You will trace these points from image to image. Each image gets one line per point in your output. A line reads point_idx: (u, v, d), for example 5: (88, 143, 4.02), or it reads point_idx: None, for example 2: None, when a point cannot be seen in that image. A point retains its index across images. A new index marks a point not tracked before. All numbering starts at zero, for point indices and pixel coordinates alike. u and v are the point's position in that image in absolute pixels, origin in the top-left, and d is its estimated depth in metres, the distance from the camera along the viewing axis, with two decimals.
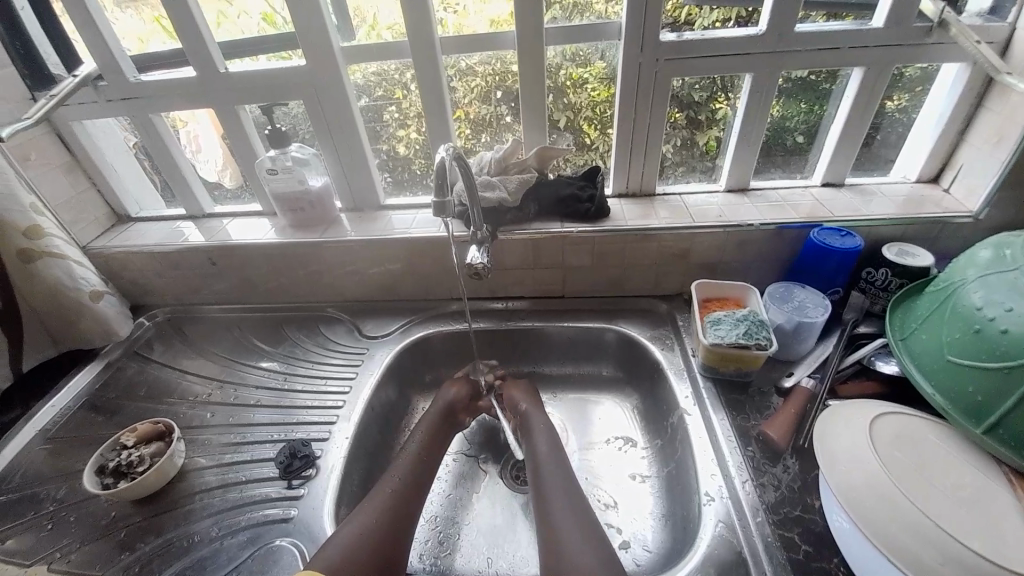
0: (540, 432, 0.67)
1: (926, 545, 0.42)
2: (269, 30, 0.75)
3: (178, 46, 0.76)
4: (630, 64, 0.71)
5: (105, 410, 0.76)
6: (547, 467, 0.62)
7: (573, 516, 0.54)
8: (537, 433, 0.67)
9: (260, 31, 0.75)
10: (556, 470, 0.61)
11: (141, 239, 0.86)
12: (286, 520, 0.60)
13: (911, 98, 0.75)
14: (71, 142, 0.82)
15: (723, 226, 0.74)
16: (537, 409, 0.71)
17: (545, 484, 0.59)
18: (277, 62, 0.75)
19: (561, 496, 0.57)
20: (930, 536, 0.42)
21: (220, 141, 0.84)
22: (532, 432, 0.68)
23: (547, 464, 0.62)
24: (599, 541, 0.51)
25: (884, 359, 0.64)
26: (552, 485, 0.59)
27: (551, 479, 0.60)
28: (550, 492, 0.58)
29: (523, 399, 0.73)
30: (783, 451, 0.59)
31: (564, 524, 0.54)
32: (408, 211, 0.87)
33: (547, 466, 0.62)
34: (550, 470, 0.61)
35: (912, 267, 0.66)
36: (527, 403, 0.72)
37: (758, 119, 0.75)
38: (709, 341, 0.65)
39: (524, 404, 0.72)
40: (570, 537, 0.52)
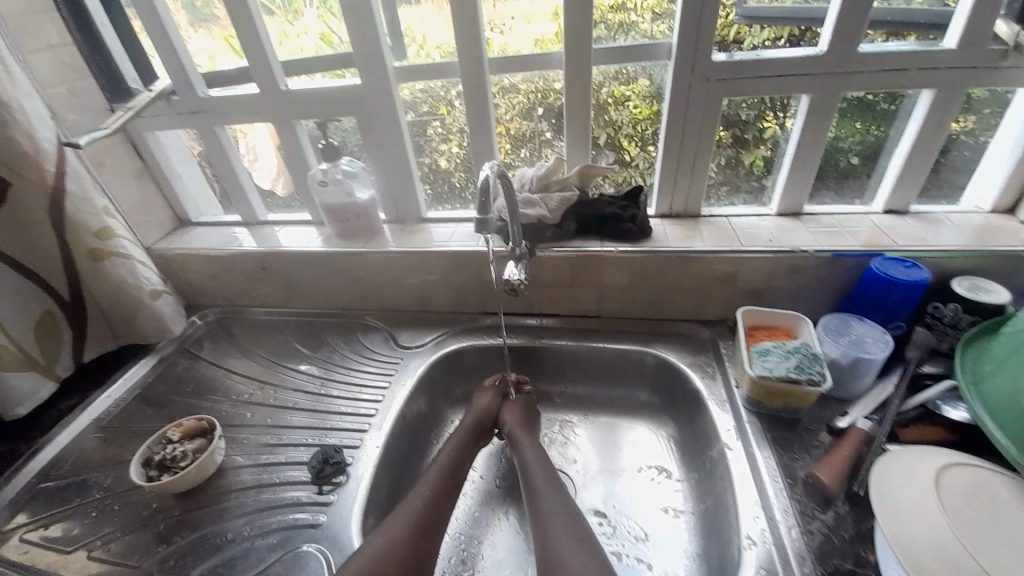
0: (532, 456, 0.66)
1: None
2: (325, 49, 0.78)
3: (241, 63, 0.81)
4: (679, 84, 0.70)
5: (154, 403, 0.80)
6: (541, 488, 0.60)
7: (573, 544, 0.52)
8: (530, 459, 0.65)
9: (317, 50, 0.78)
10: (552, 493, 0.59)
11: (198, 243, 0.91)
12: (315, 526, 0.61)
13: (977, 121, 0.70)
14: (142, 151, 0.88)
15: (774, 252, 0.70)
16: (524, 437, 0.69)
17: (540, 506, 0.58)
18: (332, 80, 0.79)
19: (557, 520, 0.56)
20: None
21: (275, 150, 0.88)
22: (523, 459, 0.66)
23: (540, 487, 0.61)
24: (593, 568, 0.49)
25: (952, 404, 0.59)
26: (547, 507, 0.58)
27: (545, 502, 0.58)
28: (546, 513, 0.57)
29: (515, 425, 0.71)
30: (835, 497, 0.55)
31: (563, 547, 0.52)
32: (449, 224, 0.88)
33: (540, 488, 0.61)
34: (546, 492, 0.60)
35: (987, 303, 0.62)
36: (515, 426, 0.71)
37: (813, 141, 0.72)
38: (756, 373, 0.62)
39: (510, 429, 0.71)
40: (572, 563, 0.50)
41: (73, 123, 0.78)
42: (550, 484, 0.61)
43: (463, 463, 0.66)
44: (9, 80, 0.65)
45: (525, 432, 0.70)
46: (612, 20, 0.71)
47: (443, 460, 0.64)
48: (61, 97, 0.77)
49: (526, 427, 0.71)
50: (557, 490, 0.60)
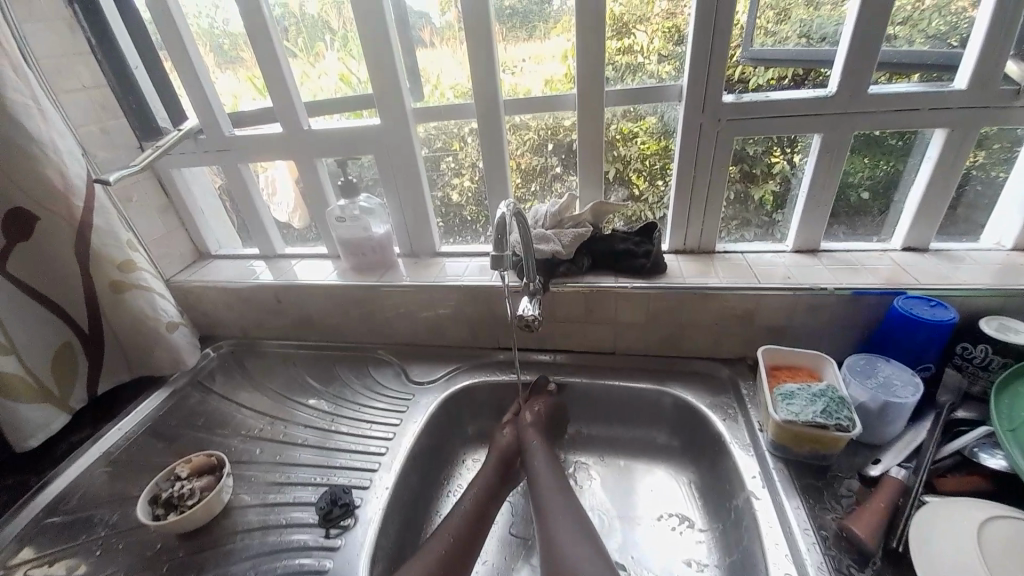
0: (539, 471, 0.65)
1: None
2: (345, 89, 0.81)
3: (264, 102, 0.84)
4: (691, 123, 0.71)
5: (164, 437, 0.79)
6: (552, 514, 0.59)
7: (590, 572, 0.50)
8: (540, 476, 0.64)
9: (337, 90, 0.82)
10: (563, 518, 0.58)
11: (216, 275, 0.92)
12: (320, 573, 0.58)
13: (987, 156, 0.69)
14: (168, 187, 0.91)
15: (792, 289, 0.69)
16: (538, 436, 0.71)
17: (551, 532, 0.57)
18: (352, 120, 0.82)
19: (573, 544, 0.54)
20: None
21: (294, 184, 0.90)
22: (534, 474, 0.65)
23: (552, 508, 0.59)
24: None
25: (989, 452, 0.56)
26: (558, 530, 0.56)
27: (555, 524, 0.57)
28: (558, 541, 0.55)
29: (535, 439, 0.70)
30: (873, 554, 0.51)
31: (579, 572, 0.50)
32: (462, 258, 0.89)
33: (552, 509, 0.59)
34: (557, 517, 0.58)
35: (1017, 344, 0.59)
36: (535, 433, 0.71)
37: (827, 177, 0.72)
38: (780, 417, 0.60)
39: (529, 427, 0.72)
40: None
41: (104, 160, 0.83)
42: (562, 508, 0.59)
43: (490, 505, 0.64)
44: (44, 118, 0.68)
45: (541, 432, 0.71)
46: (619, 61, 0.73)
47: (471, 500, 0.63)
48: (92, 134, 0.81)
49: (545, 426, 0.72)
50: (569, 517, 0.58)
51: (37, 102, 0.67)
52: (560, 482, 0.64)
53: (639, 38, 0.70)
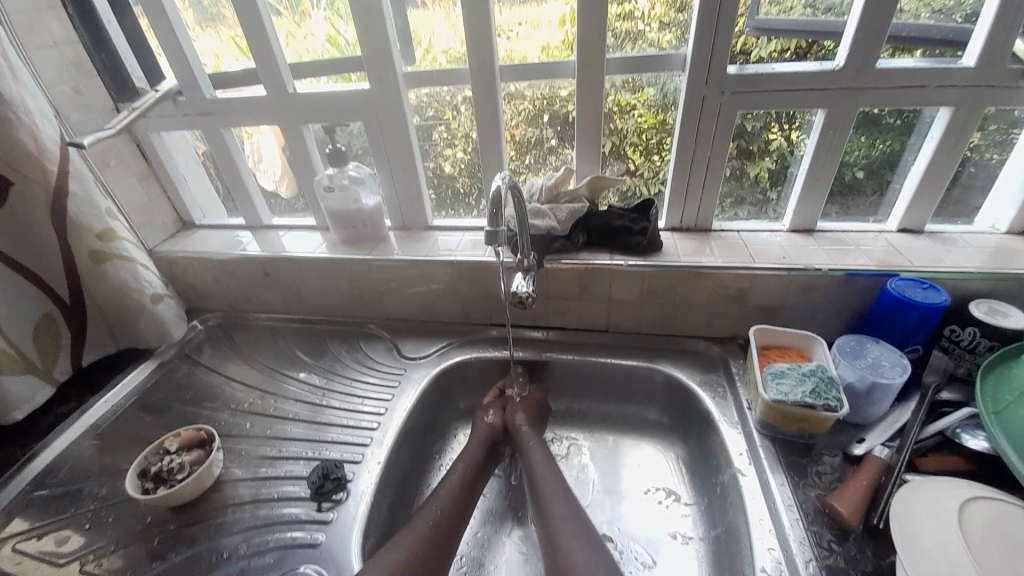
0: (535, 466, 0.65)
1: None
2: (332, 51, 0.77)
3: (248, 64, 0.79)
4: (693, 95, 0.69)
5: (152, 410, 0.78)
6: (551, 508, 0.59)
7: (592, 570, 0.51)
8: (534, 458, 0.66)
9: (324, 53, 0.77)
10: (564, 512, 0.58)
11: (201, 246, 0.90)
12: (313, 546, 0.59)
13: (982, 138, 0.68)
14: (147, 153, 0.87)
15: (788, 269, 0.69)
16: (535, 431, 0.70)
17: (552, 525, 0.57)
18: (339, 84, 0.78)
19: (570, 539, 0.55)
20: None
21: (281, 152, 0.87)
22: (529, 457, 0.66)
23: (551, 502, 0.59)
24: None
25: (970, 433, 0.57)
26: (558, 522, 0.57)
27: (555, 517, 0.57)
28: (559, 538, 0.55)
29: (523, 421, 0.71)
30: (852, 528, 0.53)
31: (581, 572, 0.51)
32: (455, 232, 0.87)
33: (550, 502, 0.59)
34: (558, 510, 0.58)
35: (1007, 328, 0.59)
36: (529, 428, 0.71)
37: (828, 156, 0.71)
38: (771, 397, 0.60)
39: (524, 422, 0.71)
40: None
41: (78, 123, 0.78)
42: (560, 501, 0.59)
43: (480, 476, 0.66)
44: (14, 77, 0.64)
45: (535, 427, 0.71)
46: (619, 28, 0.69)
47: (461, 470, 0.64)
48: (65, 95, 0.76)
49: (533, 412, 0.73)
50: (570, 512, 0.58)
51: (6, 58, 0.63)
52: (556, 474, 0.63)
53: (641, 4, 0.67)
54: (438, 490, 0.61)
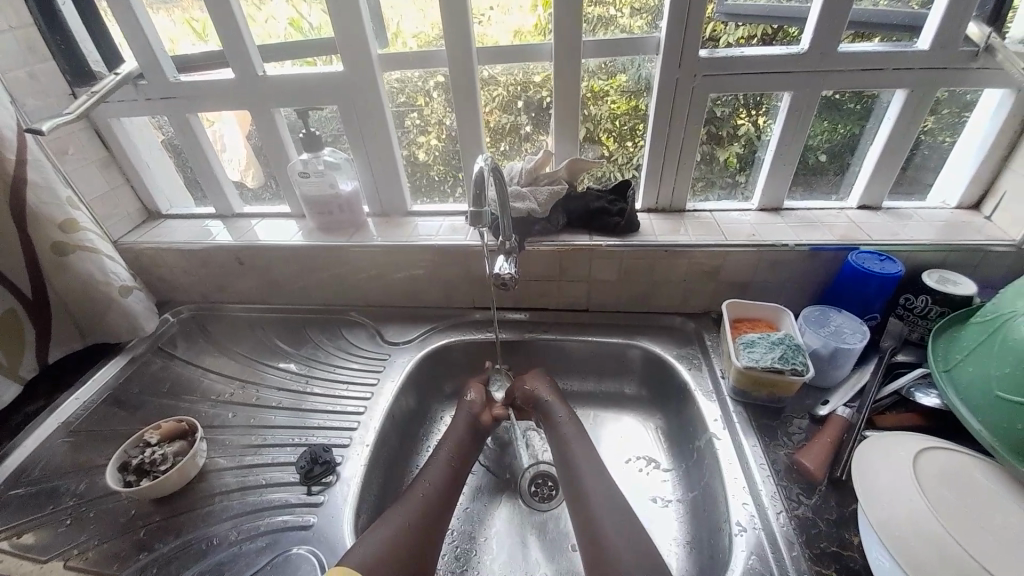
0: (566, 439, 0.66)
1: None
2: (295, 35, 0.76)
3: (208, 47, 0.77)
4: (667, 78, 0.70)
5: (127, 405, 0.76)
6: (582, 483, 0.59)
7: (624, 537, 0.52)
8: (560, 425, 0.68)
9: (287, 36, 0.76)
10: (597, 482, 0.59)
11: (171, 236, 0.87)
12: (305, 527, 0.59)
13: (936, 121, 0.72)
14: (108, 140, 0.84)
15: (756, 245, 0.72)
16: (563, 403, 0.71)
17: (585, 498, 0.58)
18: (302, 67, 0.76)
19: (602, 507, 0.56)
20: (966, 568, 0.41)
21: (245, 140, 0.85)
22: (554, 425, 0.68)
23: (582, 474, 0.60)
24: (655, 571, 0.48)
25: (924, 391, 0.62)
26: (592, 493, 0.58)
27: (588, 490, 0.58)
28: (592, 511, 0.56)
29: (540, 388, 0.73)
30: (818, 482, 0.57)
31: (613, 543, 0.52)
32: (434, 218, 0.87)
33: (581, 475, 0.60)
34: (591, 481, 0.59)
35: (955, 296, 0.64)
36: (555, 399, 0.71)
37: (792, 138, 0.74)
38: (742, 364, 0.64)
39: (549, 395, 0.72)
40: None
41: (35, 109, 0.74)
42: (592, 474, 0.60)
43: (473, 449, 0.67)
44: None
45: (560, 397, 0.72)
46: (592, 12, 0.70)
47: (450, 445, 0.65)
48: (20, 80, 0.72)
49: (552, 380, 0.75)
50: (601, 485, 0.59)
51: None
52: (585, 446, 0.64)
53: None
54: (428, 468, 0.62)
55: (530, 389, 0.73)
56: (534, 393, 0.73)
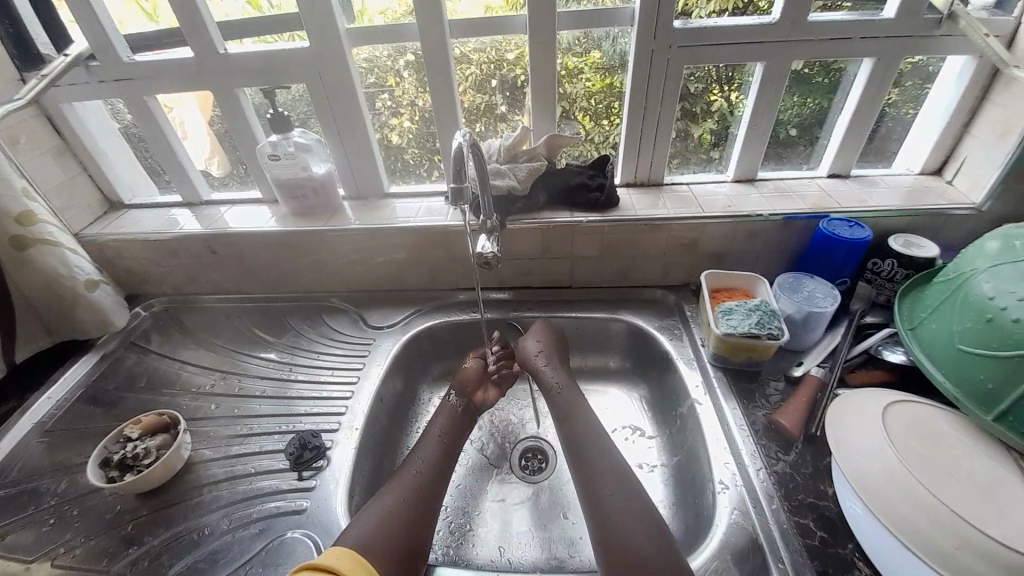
0: (570, 413, 0.64)
1: (928, 522, 0.44)
2: (253, 14, 0.73)
3: (160, 27, 0.74)
4: (643, 51, 0.70)
5: (103, 402, 0.74)
6: (586, 455, 0.59)
7: (626, 511, 0.51)
8: (559, 399, 0.67)
9: (244, 15, 0.73)
10: (602, 453, 0.58)
11: (136, 227, 0.83)
12: (298, 512, 0.59)
13: (900, 93, 0.75)
14: (62, 127, 0.79)
15: (733, 216, 0.74)
16: (558, 370, 0.70)
17: (590, 469, 0.57)
18: (264, 45, 0.73)
19: (606, 483, 0.55)
20: (930, 509, 0.45)
21: (209, 127, 0.82)
22: (552, 396, 0.67)
23: (588, 450, 0.59)
24: (651, 523, 0.50)
25: (891, 349, 0.65)
26: (596, 465, 0.57)
27: (592, 466, 0.57)
28: (594, 481, 0.55)
29: (535, 344, 0.73)
30: (795, 439, 0.60)
31: (618, 513, 0.51)
32: (412, 200, 0.85)
33: (588, 451, 0.59)
34: (596, 453, 0.58)
35: (919, 258, 0.67)
36: (551, 370, 0.70)
37: (765, 110, 0.75)
38: (721, 331, 0.66)
39: (543, 364, 0.71)
40: (641, 545, 0.48)
41: None
42: (598, 447, 0.59)
43: (466, 424, 0.68)
44: None
45: (555, 364, 0.71)
46: None
47: (443, 423, 0.66)
48: None
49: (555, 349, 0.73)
50: (604, 455, 0.58)
51: None
52: (589, 422, 0.63)
53: None
54: (421, 448, 0.62)
55: (525, 355, 0.73)
56: (529, 360, 0.73)
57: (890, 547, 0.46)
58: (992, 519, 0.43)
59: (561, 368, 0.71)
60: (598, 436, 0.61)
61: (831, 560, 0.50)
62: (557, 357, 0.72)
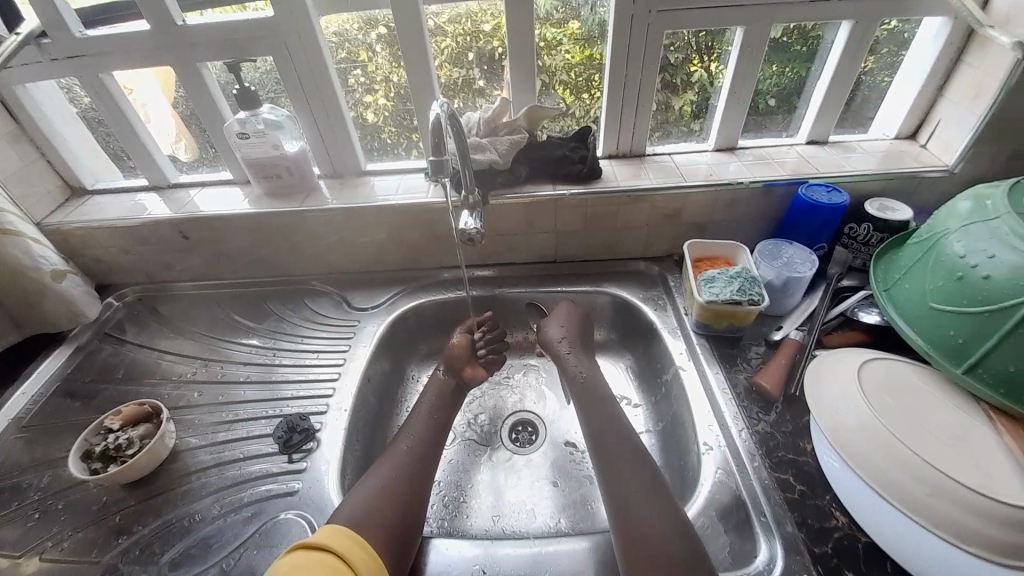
0: (588, 389, 0.65)
1: (902, 471, 0.47)
2: None
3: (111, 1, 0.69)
4: (623, 17, 0.68)
5: (81, 395, 0.72)
6: (597, 424, 0.60)
7: (638, 485, 0.52)
8: (575, 380, 0.66)
9: None
10: (611, 422, 0.60)
11: (102, 213, 0.79)
12: (291, 494, 0.59)
13: (877, 60, 0.75)
14: (13, 109, 0.74)
15: (714, 185, 0.74)
16: (582, 359, 0.69)
17: (602, 440, 0.58)
18: (227, 15, 0.69)
19: (618, 453, 0.56)
20: (903, 460, 0.47)
21: (172, 110, 0.78)
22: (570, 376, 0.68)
23: (602, 429, 0.59)
24: (661, 499, 0.50)
25: (866, 310, 0.67)
26: (607, 434, 0.58)
27: (608, 442, 0.57)
28: (606, 450, 0.57)
29: (560, 332, 0.72)
30: (774, 399, 0.62)
31: (628, 483, 0.52)
32: (391, 177, 0.83)
33: (603, 428, 0.59)
34: (606, 424, 0.60)
35: (893, 222, 0.69)
36: (574, 355, 0.70)
37: (744, 78, 0.74)
38: (704, 299, 0.67)
39: (566, 351, 0.70)
40: (651, 521, 0.49)
41: None
42: (606, 418, 0.60)
43: (455, 402, 0.67)
44: None
45: (579, 352, 0.70)
46: None
47: (431, 403, 0.65)
48: None
49: (577, 336, 0.72)
50: (614, 424, 0.59)
51: None
52: (603, 397, 0.64)
53: None
54: (413, 423, 0.62)
55: (548, 341, 0.72)
56: (552, 346, 0.72)
57: (864, 495, 0.49)
58: (963, 467, 0.45)
59: (583, 354, 0.70)
60: (612, 414, 0.61)
61: (810, 511, 0.52)
62: (580, 342, 0.72)
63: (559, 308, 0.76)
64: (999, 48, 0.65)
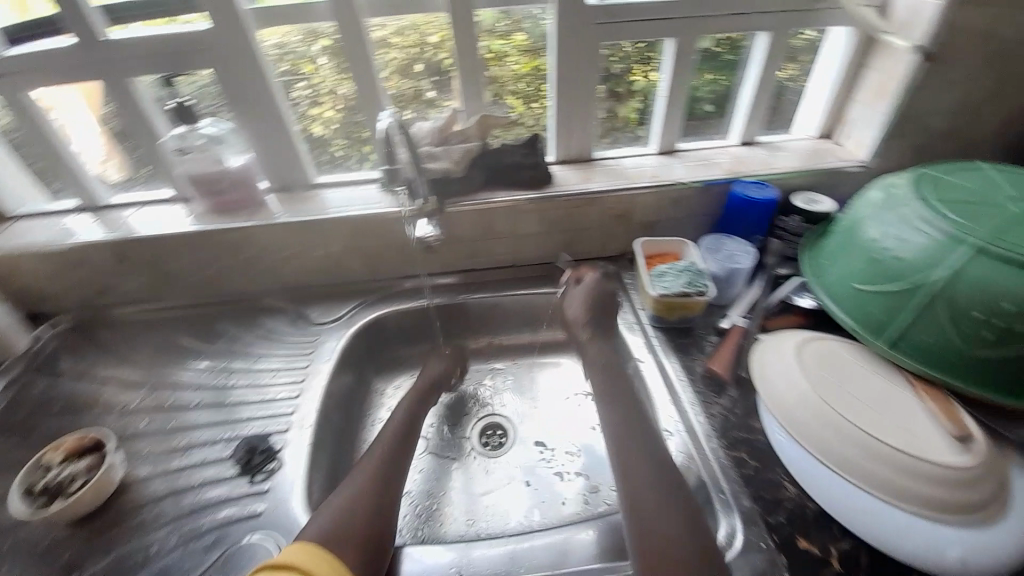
0: (611, 372, 0.66)
1: (843, 441, 0.52)
2: None
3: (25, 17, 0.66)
4: (563, 29, 0.72)
5: (13, 433, 0.67)
6: (612, 408, 0.60)
7: (646, 467, 0.52)
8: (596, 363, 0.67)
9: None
10: (621, 409, 0.60)
11: (29, 238, 0.74)
12: (254, 516, 0.57)
13: (794, 68, 0.82)
14: None
15: (658, 186, 0.78)
16: (602, 344, 0.69)
17: (618, 424, 0.58)
18: (161, 28, 0.67)
19: (633, 434, 0.56)
20: (843, 431, 0.52)
21: (101, 128, 0.75)
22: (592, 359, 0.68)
23: (615, 416, 0.60)
24: (668, 478, 0.51)
25: (801, 295, 0.73)
26: (620, 419, 0.59)
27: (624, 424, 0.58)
28: (620, 432, 0.57)
29: (582, 314, 0.72)
30: (726, 382, 0.66)
31: (637, 462, 0.53)
32: (343, 189, 0.82)
33: (615, 414, 0.60)
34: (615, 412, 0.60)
35: (818, 213, 0.75)
36: (593, 341, 0.70)
37: (679, 85, 0.79)
38: (657, 292, 0.71)
39: (587, 335, 0.71)
40: (658, 497, 0.49)
41: None
42: (618, 404, 0.61)
43: (419, 413, 0.68)
44: None
45: (599, 338, 0.70)
46: None
47: (397, 419, 0.65)
48: None
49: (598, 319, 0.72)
50: (626, 410, 0.60)
51: None
52: (618, 384, 0.64)
53: None
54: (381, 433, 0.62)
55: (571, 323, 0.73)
56: (574, 327, 0.72)
57: (809, 466, 0.54)
58: (893, 433, 0.51)
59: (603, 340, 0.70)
60: (627, 400, 0.61)
61: (762, 484, 0.56)
62: (604, 322, 0.71)
63: (577, 290, 0.75)
64: (895, 54, 0.73)
